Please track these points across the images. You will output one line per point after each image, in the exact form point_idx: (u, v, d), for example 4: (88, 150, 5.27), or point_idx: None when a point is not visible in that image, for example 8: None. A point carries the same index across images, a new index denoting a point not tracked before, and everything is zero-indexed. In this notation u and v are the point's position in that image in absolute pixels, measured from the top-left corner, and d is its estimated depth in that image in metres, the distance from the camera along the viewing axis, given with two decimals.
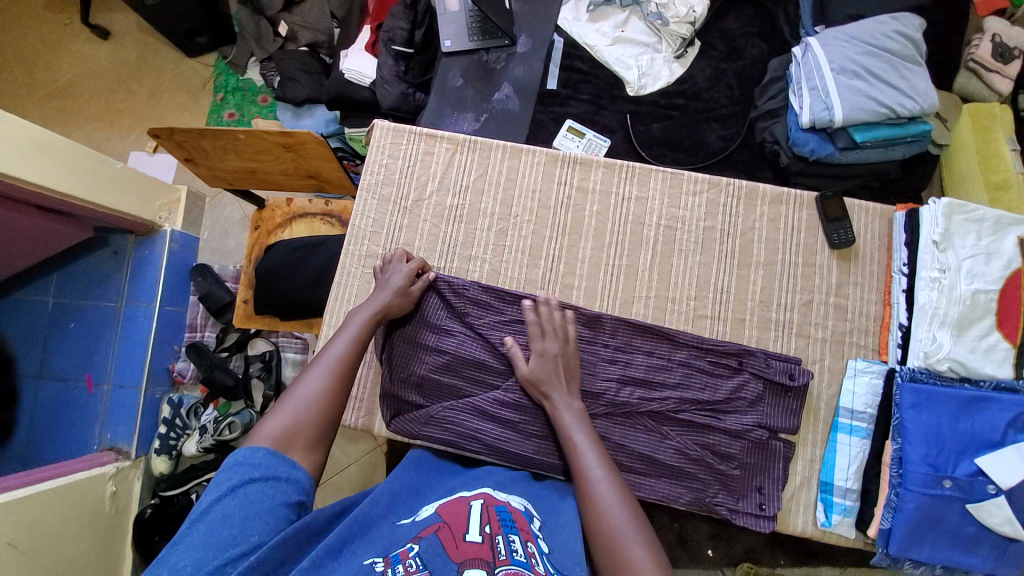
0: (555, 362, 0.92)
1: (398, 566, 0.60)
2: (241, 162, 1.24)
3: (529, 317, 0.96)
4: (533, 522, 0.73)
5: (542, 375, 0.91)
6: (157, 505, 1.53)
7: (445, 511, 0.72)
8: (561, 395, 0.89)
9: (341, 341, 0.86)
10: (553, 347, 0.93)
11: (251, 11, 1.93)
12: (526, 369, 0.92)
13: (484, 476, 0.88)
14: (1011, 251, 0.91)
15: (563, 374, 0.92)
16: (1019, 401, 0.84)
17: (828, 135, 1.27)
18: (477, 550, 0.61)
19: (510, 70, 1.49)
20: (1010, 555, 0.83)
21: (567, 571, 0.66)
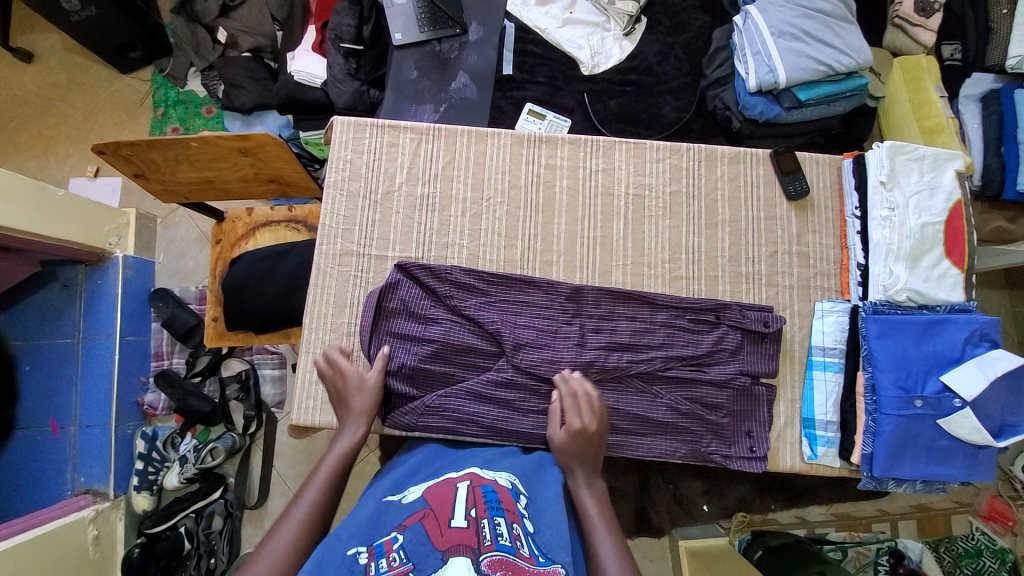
0: (585, 443, 0.86)
1: (381, 559, 0.59)
2: (197, 172, 1.20)
3: (563, 393, 0.92)
4: (519, 499, 0.74)
5: (571, 454, 0.85)
6: (143, 543, 1.46)
7: (431, 497, 0.72)
8: (586, 469, 0.84)
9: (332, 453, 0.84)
10: (587, 422, 0.88)
11: (185, 18, 1.85)
12: (558, 439, 0.87)
13: (468, 458, 0.88)
14: (948, 184, 0.99)
15: (594, 459, 0.85)
16: (972, 319, 0.92)
17: (773, 97, 1.33)
18: (463, 538, 0.61)
19: (464, 58, 1.49)
20: (980, 461, 0.92)
21: (553, 552, 0.65)
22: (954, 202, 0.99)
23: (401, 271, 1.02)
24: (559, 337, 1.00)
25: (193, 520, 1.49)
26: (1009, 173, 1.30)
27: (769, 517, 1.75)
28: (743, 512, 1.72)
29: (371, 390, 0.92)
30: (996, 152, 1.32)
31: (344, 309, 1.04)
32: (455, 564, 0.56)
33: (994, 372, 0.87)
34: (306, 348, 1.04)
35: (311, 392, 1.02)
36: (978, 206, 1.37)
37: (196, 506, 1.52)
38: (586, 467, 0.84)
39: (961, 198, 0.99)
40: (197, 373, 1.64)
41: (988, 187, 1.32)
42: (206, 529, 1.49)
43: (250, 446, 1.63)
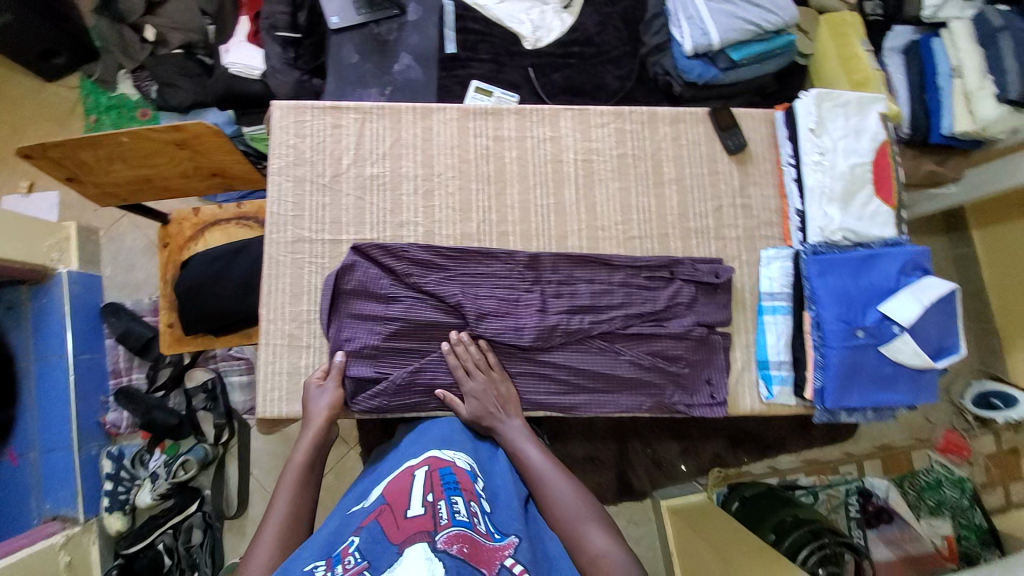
0: (488, 397, 0.96)
1: (338, 566, 0.63)
2: (133, 171, 1.15)
3: (450, 361, 0.97)
4: (476, 481, 0.81)
5: (484, 414, 0.95)
6: (120, 564, 1.42)
7: (389, 491, 0.76)
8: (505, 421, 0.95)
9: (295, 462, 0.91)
10: (481, 384, 0.96)
11: (110, 19, 1.76)
12: (465, 411, 0.96)
13: (428, 435, 0.92)
14: (874, 127, 1.05)
15: (498, 402, 0.96)
16: (904, 252, 0.97)
17: (709, 58, 1.37)
18: (419, 524, 0.66)
19: (405, 39, 1.47)
20: (923, 383, 0.97)
21: (507, 525, 0.76)
22: (880, 143, 1.05)
23: (356, 253, 1.00)
24: (520, 304, 1.01)
25: (170, 537, 1.45)
26: (935, 118, 1.37)
27: (744, 470, 1.81)
28: (719, 468, 1.80)
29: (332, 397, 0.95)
30: (922, 98, 1.39)
31: (300, 296, 1.03)
32: (412, 552, 0.61)
33: (927, 298, 0.93)
34: (265, 339, 1.02)
35: (273, 383, 1.00)
36: (910, 152, 1.44)
37: (172, 522, 1.47)
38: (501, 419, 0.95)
39: (885, 139, 1.05)
40: (160, 386, 1.58)
41: (918, 134, 1.40)
42: (185, 544, 1.45)
43: (223, 455, 1.57)
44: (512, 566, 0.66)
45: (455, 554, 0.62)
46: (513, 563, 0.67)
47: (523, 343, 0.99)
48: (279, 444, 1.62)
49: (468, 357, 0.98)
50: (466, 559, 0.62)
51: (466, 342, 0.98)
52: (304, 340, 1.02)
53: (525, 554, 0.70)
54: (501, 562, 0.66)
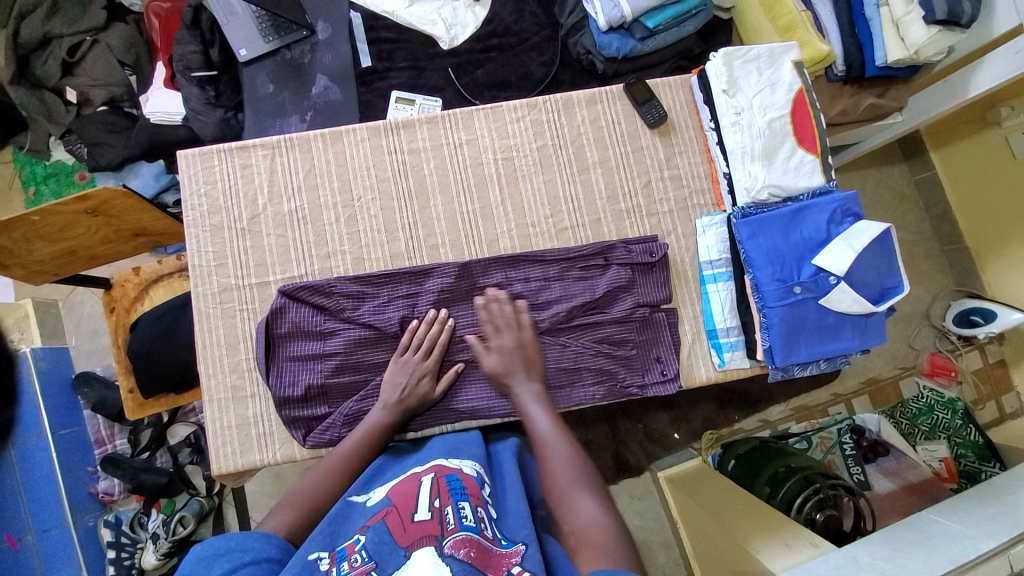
0: (513, 355, 0.95)
1: (344, 563, 0.65)
2: (55, 245, 1.15)
3: (482, 313, 0.99)
4: (484, 486, 0.78)
5: (505, 368, 0.94)
6: None
7: (395, 492, 0.76)
8: (524, 382, 0.93)
9: (379, 407, 0.93)
10: (510, 340, 0.96)
11: (27, 87, 1.72)
12: (490, 362, 0.95)
13: (433, 449, 0.90)
14: (787, 77, 1.02)
15: (524, 363, 0.95)
16: (831, 200, 0.96)
17: (626, 30, 1.33)
18: (426, 529, 0.67)
19: (319, 61, 1.44)
20: (869, 329, 0.96)
21: (515, 534, 0.72)
22: (796, 92, 1.02)
23: (285, 295, 0.99)
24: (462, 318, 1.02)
25: None
26: (868, 52, 1.34)
27: (736, 428, 1.81)
28: (711, 430, 1.80)
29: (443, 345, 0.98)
30: (852, 32, 1.35)
31: (239, 346, 1.01)
32: (419, 556, 0.63)
33: (859, 244, 0.91)
34: (210, 395, 1.00)
35: (226, 438, 0.99)
36: (847, 89, 1.43)
37: None
38: (519, 377, 0.93)
39: (802, 86, 1.02)
40: (144, 449, 1.59)
41: (853, 70, 1.37)
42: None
43: (220, 504, 1.60)
44: (520, 573, 0.64)
45: (462, 558, 0.63)
46: (521, 571, 0.65)
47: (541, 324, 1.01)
48: (274, 482, 1.62)
49: (498, 315, 0.98)
50: (473, 563, 0.63)
51: (500, 299, 0.99)
52: (249, 390, 1.01)
53: (534, 558, 0.68)
54: (509, 568, 0.65)
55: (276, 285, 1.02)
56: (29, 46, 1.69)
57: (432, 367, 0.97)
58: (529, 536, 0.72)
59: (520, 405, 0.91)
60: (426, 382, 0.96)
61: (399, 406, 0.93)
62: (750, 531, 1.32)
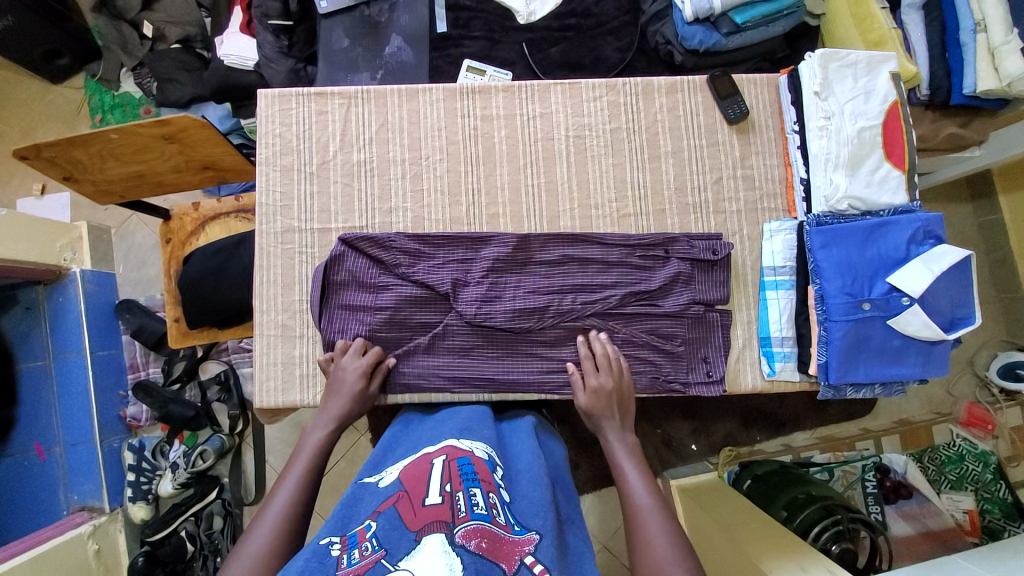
0: (609, 398, 0.92)
1: (354, 549, 0.62)
2: (126, 167, 1.18)
3: (583, 352, 0.97)
4: (495, 472, 0.77)
5: (598, 412, 0.92)
6: (147, 553, 1.43)
7: (406, 476, 0.75)
8: (616, 430, 0.90)
9: (316, 434, 0.88)
10: (608, 382, 0.93)
11: (108, 16, 1.78)
12: (583, 401, 0.93)
13: (446, 426, 0.90)
14: (884, 87, 0.98)
15: (619, 409, 0.92)
16: (915, 219, 0.91)
17: (712, 23, 1.30)
18: (437, 513, 0.64)
19: (396, 20, 1.44)
20: (935, 357, 0.92)
21: (528, 521, 0.70)
22: (891, 104, 0.98)
23: (344, 243, 1.00)
24: (507, 301, 1.00)
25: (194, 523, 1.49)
26: (956, 78, 1.27)
27: (756, 448, 1.78)
28: (730, 446, 1.77)
29: (371, 350, 0.96)
30: (942, 56, 1.29)
31: (292, 287, 1.02)
32: (430, 543, 0.60)
33: (939, 267, 0.88)
34: (260, 331, 1.02)
35: (270, 373, 1.01)
36: (930, 114, 1.36)
37: (193, 508, 1.51)
38: (614, 423, 0.90)
39: (898, 98, 0.98)
40: (175, 380, 1.63)
41: (937, 96, 1.30)
42: (207, 530, 1.52)
43: (239, 444, 1.64)
44: (533, 564, 0.62)
45: (473, 549, 0.60)
46: (534, 561, 0.63)
47: (590, 309, 1.00)
48: (294, 430, 1.67)
49: (601, 354, 0.96)
50: (485, 555, 0.60)
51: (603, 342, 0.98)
52: (297, 331, 1.02)
53: (549, 552, 0.66)
54: (522, 559, 0.62)
55: (336, 232, 1.03)
56: None
57: (365, 366, 0.94)
58: (544, 526, 0.70)
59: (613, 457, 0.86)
60: (359, 387, 0.93)
61: (337, 420, 0.90)
62: (763, 551, 1.30)
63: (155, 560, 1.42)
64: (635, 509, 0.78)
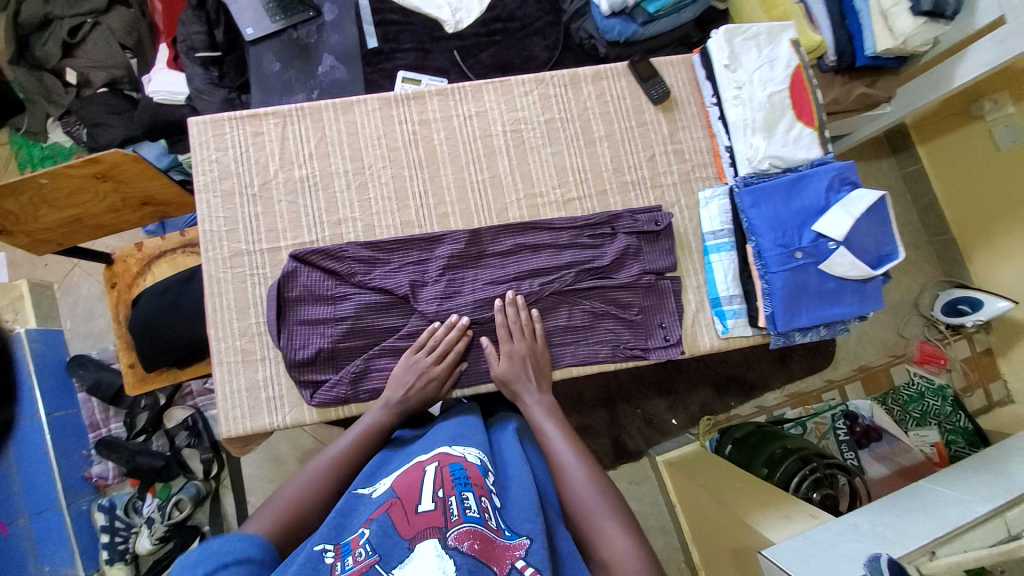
0: (524, 361, 0.96)
1: (348, 557, 0.63)
2: (60, 213, 1.15)
3: (499, 319, 0.99)
4: (488, 476, 0.76)
5: (513, 376, 0.94)
6: None
7: (399, 483, 0.73)
8: (533, 394, 0.93)
9: (374, 411, 0.91)
10: (521, 348, 0.97)
11: (27, 67, 1.73)
12: (499, 369, 0.95)
13: (436, 436, 0.86)
14: (786, 54, 1.05)
15: (534, 371, 0.96)
16: (830, 168, 0.99)
17: (628, 15, 1.38)
18: (429, 520, 0.64)
19: (325, 41, 1.46)
20: (868, 293, 0.99)
21: (519, 526, 0.69)
22: (794, 68, 1.05)
23: (295, 260, 1.00)
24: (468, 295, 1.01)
25: None
26: (858, 42, 1.39)
27: (733, 414, 1.84)
28: (708, 416, 1.82)
29: (456, 355, 0.98)
30: (842, 24, 1.39)
31: (247, 310, 1.01)
32: (423, 550, 0.61)
33: (857, 210, 0.94)
34: (218, 359, 1.00)
35: (234, 401, 0.98)
36: (840, 79, 1.46)
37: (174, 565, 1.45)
38: (528, 388, 0.93)
39: (799, 63, 1.06)
40: (140, 432, 1.56)
41: (844, 60, 1.42)
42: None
43: (217, 488, 1.59)
44: (522, 567, 0.63)
45: (466, 551, 0.61)
46: (525, 565, 0.64)
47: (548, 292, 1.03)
48: (271, 465, 1.61)
49: (513, 321, 0.99)
50: (477, 557, 0.61)
51: (517, 304, 1.00)
52: (257, 353, 1.00)
53: (539, 554, 0.66)
54: (513, 562, 0.63)
55: (287, 250, 1.03)
56: (29, 27, 1.71)
57: (441, 373, 0.96)
58: (534, 530, 0.69)
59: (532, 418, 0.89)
60: (438, 381, 0.96)
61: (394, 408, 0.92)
62: (748, 506, 1.33)
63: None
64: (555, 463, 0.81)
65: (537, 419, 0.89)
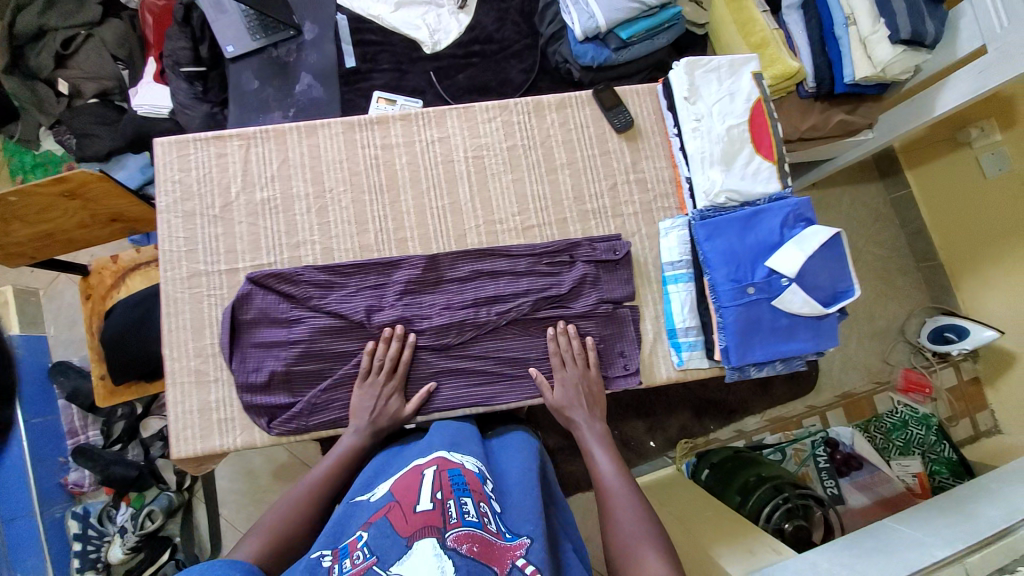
0: (578, 389, 0.99)
1: (346, 559, 0.64)
2: (32, 228, 1.16)
3: (550, 347, 1.02)
4: (485, 482, 0.77)
5: (568, 403, 0.98)
6: None
7: (397, 487, 0.74)
8: (586, 418, 0.97)
9: (350, 434, 0.94)
10: (574, 375, 1.00)
11: (20, 77, 1.74)
12: (554, 398, 0.99)
13: (432, 439, 0.88)
14: (746, 88, 1.06)
15: (587, 399, 0.99)
16: (785, 204, 0.98)
17: (601, 41, 1.39)
18: (429, 519, 0.65)
19: (304, 59, 1.48)
20: (824, 330, 0.98)
21: (521, 528, 0.71)
22: (754, 102, 1.06)
23: (252, 282, 1.00)
24: (424, 321, 1.01)
25: None
26: (836, 68, 1.37)
27: (711, 438, 1.80)
28: (686, 439, 1.78)
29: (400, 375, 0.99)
30: (822, 50, 1.38)
31: (202, 331, 1.02)
32: (421, 547, 0.62)
33: (810, 247, 0.94)
34: (172, 379, 1.01)
35: (185, 422, 0.99)
36: (818, 105, 1.44)
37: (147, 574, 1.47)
38: (581, 412, 0.97)
39: (760, 96, 1.06)
40: (116, 440, 1.57)
41: (823, 87, 1.39)
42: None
43: (190, 499, 1.59)
44: (523, 565, 0.65)
45: (465, 553, 0.62)
46: (526, 563, 0.66)
47: (505, 319, 1.03)
48: (244, 478, 1.61)
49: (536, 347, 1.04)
50: (477, 559, 0.62)
51: (569, 334, 1.02)
52: (211, 375, 1.01)
53: (540, 554, 0.68)
54: (513, 561, 0.65)
55: (244, 271, 1.04)
56: (23, 38, 1.72)
57: (394, 388, 0.98)
58: (534, 530, 0.71)
59: (583, 441, 0.94)
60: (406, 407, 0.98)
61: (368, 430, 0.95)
62: (714, 539, 1.31)
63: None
64: (603, 489, 0.87)
65: (588, 442, 0.94)
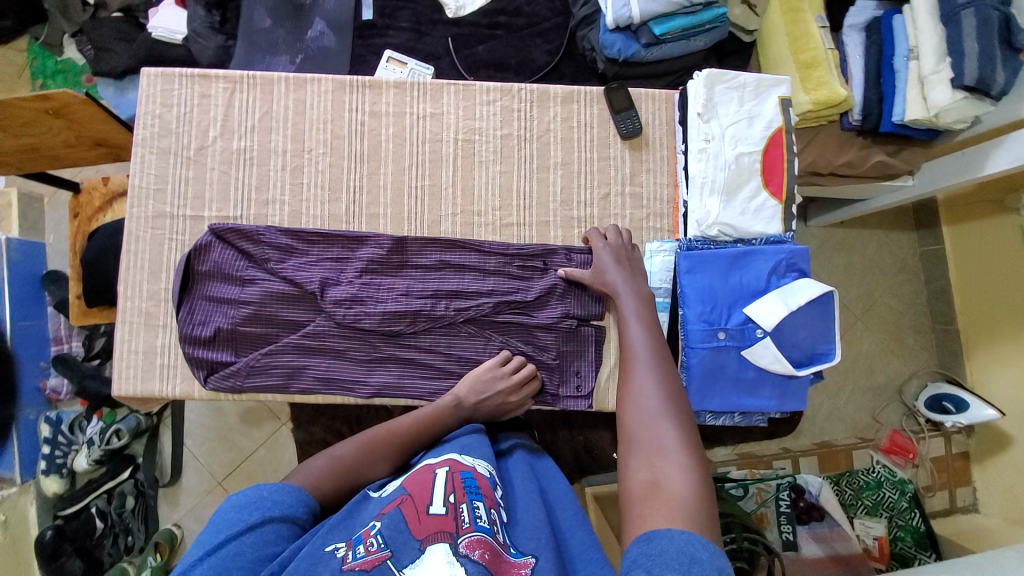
0: (617, 257, 0.95)
1: (359, 547, 0.61)
2: (15, 140, 1.15)
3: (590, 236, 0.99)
4: (497, 489, 0.72)
5: (604, 268, 0.94)
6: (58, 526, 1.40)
7: (410, 482, 0.70)
8: (625, 285, 0.91)
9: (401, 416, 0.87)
10: (612, 243, 0.96)
11: None
12: (586, 275, 0.96)
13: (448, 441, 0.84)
14: (769, 113, 0.97)
15: (623, 265, 0.94)
16: (779, 251, 0.92)
17: (632, 33, 1.27)
18: (440, 523, 0.62)
19: (321, 5, 1.41)
20: (792, 391, 0.91)
21: (529, 543, 0.66)
22: (774, 131, 0.97)
23: (213, 234, 0.98)
24: (380, 304, 0.97)
25: (107, 500, 1.46)
26: (887, 103, 1.23)
27: None
28: None
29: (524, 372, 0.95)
30: (876, 82, 1.25)
31: (159, 274, 1.00)
32: (434, 552, 0.58)
33: (795, 302, 0.87)
34: (123, 317, 1.00)
35: (129, 362, 0.99)
36: (859, 141, 1.31)
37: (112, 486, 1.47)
38: (622, 278, 0.92)
39: (783, 125, 0.97)
40: (95, 355, 1.56)
41: (868, 121, 1.26)
42: (116, 509, 1.47)
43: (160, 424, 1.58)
44: None
45: (477, 560, 0.58)
46: None
47: (463, 317, 0.99)
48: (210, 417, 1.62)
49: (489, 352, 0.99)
50: (487, 567, 0.58)
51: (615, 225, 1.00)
52: (161, 319, 1.00)
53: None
54: None
55: (208, 220, 1.01)
56: None
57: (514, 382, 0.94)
58: (539, 548, 0.65)
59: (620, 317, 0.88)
60: (508, 385, 0.93)
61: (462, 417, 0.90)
62: None
63: (65, 535, 1.39)
64: (631, 359, 0.81)
65: (627, 316, 0.87)
